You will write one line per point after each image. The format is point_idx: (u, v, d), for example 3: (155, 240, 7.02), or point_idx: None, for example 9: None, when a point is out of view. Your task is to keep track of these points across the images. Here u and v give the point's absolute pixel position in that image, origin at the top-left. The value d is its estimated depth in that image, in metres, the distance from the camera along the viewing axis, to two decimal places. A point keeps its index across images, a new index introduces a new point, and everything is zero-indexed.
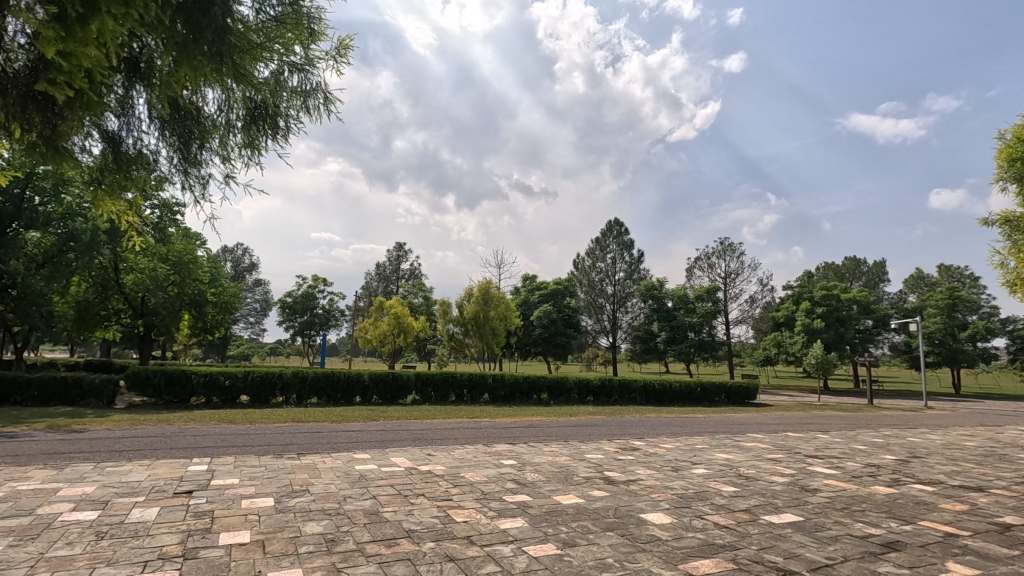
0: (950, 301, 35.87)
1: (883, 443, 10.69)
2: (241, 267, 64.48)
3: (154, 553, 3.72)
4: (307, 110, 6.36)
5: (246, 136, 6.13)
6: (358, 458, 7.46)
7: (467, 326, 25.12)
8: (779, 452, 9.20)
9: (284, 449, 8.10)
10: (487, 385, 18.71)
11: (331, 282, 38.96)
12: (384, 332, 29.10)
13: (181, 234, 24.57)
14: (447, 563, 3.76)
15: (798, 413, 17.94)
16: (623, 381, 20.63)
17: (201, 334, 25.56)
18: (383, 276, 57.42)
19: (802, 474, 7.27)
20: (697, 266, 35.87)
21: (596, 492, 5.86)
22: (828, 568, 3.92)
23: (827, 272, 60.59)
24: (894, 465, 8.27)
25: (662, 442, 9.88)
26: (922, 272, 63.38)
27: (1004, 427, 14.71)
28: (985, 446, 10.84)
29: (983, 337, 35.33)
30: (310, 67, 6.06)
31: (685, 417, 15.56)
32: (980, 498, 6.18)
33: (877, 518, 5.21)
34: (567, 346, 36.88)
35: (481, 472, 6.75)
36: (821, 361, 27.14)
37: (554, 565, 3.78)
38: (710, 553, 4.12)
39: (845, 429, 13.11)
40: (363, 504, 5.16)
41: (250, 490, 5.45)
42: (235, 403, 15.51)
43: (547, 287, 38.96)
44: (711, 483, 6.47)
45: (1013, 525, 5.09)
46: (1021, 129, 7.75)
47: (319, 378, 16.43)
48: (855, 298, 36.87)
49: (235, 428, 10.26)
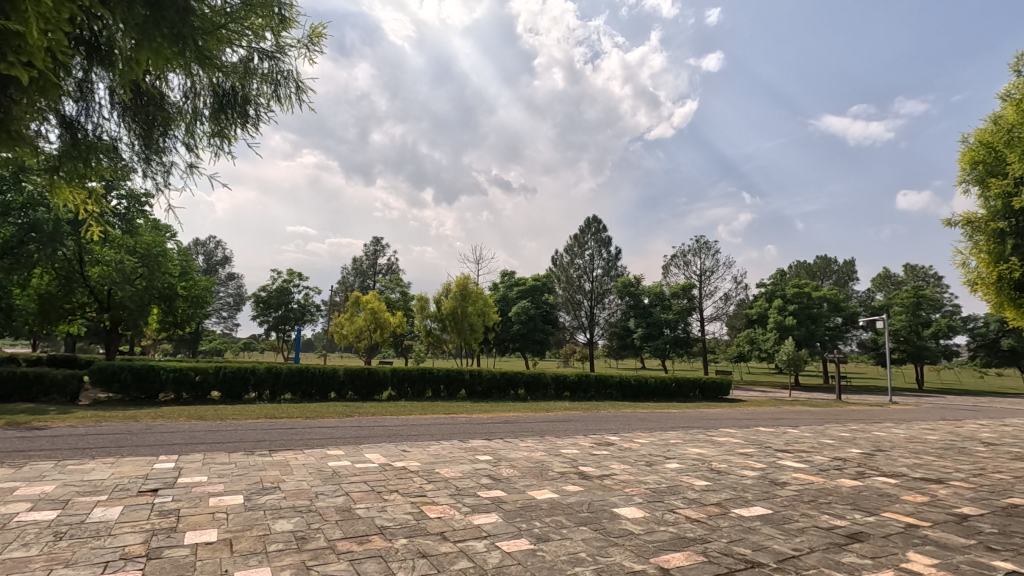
0: (915, 300, 36.83)
1: (850, 438, 10.96)
2: (213, 261, 63.14)
3: (115, 554, 3.61)
4: (278, 99, 6.21)
5: (214, 125, 5.98)
6: (332, 454, 7.39)
7: (444, 322, 24.93)
8: (749, 446, 9.37)
9: (255, 446, 7.92)
10: (464, 380, 18.68)
11: (307, 276, 38.27)
12: (360, 328, 28.71)
13: (150, 226, 23.86)
14: (419, 560, 3.73)
15: (769, 409, 18.27)
16: (600, 376, 20.82)
17: (170, 329, 24.97)
18: (360, 271, 56.67)
19: (772, 468, 7.42)
20: (673, 263, 36.35)
21: (571, 488, 5.89)
22: (794, 559, 4.00)
23: (799, 271, 61.80)
24: (859, 458, 8.49)
25: (637, 437, 9.99)
26: (889, 272, 65.15)
27: (965, 422, 15.12)
28: (946, 439, 11.21)
29: (945, 335, 36.52)
30: (282, 55, 5.92)
31: (659, 412, 15.75)
32: (939, 490, 6.38)
33: (843, 511, 5.34)
34: (545, 343, 36.91)
35: (456, 468, 6.72)
36: (792, 357, 27.64)
37: (526, 561, 3.78)
38: (681, 546, 4.18)
39: (812, 424, 13.40)
40: (335, 501, 5.07)
41: (219, 488, 5.33)
42: (205, 399, 15.21)
43: (525, 283, 38.78)
44: (684, 478, 6.56)
45: (970, 516, 5.28)
46: (983, 132, 7.56)
47: (294, 373, 16.14)
48: (825, 297, 37.71)
49: (204, 424, 10.02)
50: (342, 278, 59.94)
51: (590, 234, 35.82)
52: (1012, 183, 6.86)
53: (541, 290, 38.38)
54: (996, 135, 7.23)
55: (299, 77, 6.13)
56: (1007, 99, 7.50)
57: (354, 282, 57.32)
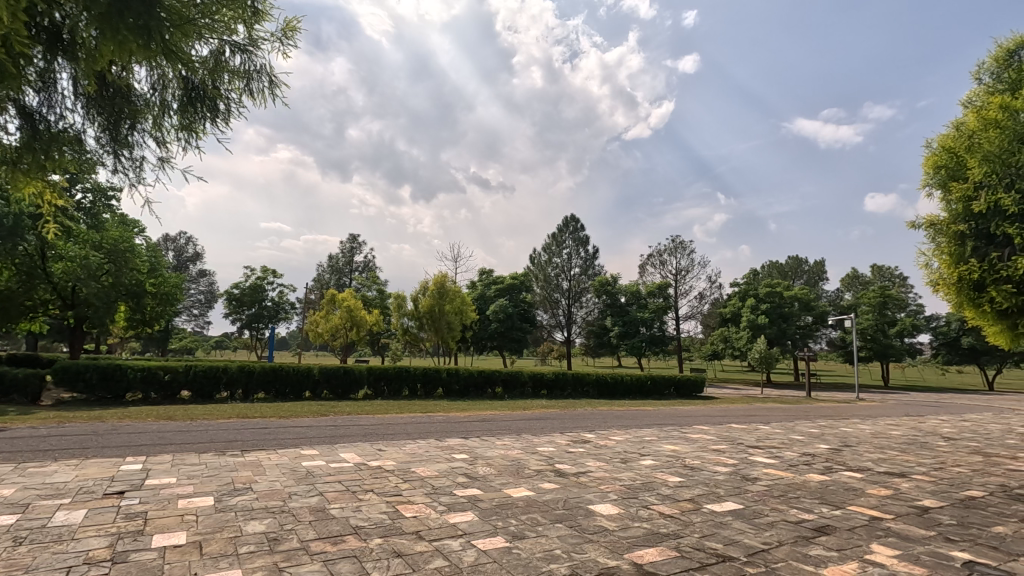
0: (881, 299, 37.89)
1: (819, 434, 11.26)
2: (183, 258, 61.61)
3: (79, 558, 3.51)
4: (250, 94, 6.07)
5: (182, 118, 5.82)
6: (306, 454, 7.30)
7: (422, 321, 24.78)
8: (722, 443, 9.55)
9: (227, 446, 7.77)
10: (441, 379, 18.60)
11: (281, 274, 37.59)
12: (335, 326, 28.36)
13: (117, 221, 23.14)
14: (394, 560, 3.71)
15: (742, 406, 18.60)
16: (577, 375, 20.93)
17: (138, 327, 24.32)
18: (336, 268, 56.00)
19: (744, 464, 7.57)
20: (649, 263, 36.76)
21: (547, 485, 5.93)
22: (764, 553, 4.09)
23: (771, 271, 63.11)
24: (827, 454, 8.73)
25: (612, 435, 10.08)
26: (857, 272, 66.99)
27: (927, 417, 15.65)
28: (909, 434, 11.60)
29: (909, 333, 37.68)
30: (254, 48, 5.79)
31: (635, 410, 15.93)
32: (902, 483, 6.61)
33: (811, 505, 5.49)
34: (522, 341, 36.86)
35: (432, 467, 6.70)
36: (764, 356, 28.22)
37: (502, 558, 3.79)
38: (655, 542, 4.24)
39: (783, 421, 13.72)
40: (309, 502, 5.01)
41: (188, 489, 5.22)
42: (175, 398, 14.86)
43: (503, 282, 38.72)
44: (658, 475, 6.65)
45: (930, 508, 5.48)
46: (946, 137, 7.76)
47: (267, 372, 15.84)
48: (796, 296, 38.58)
49: (174, 425, 9.77)
50: (317, 276, 59.14)
51: (568, 233, 36.00)
52: (972, 187, 7.09)
53: (519, 289, 38.35)
54: (959, 140, 7.43)
55: (272, 72, 6.00)
56: (969, 106, 7.73)
57: (329, 280, 56.67)
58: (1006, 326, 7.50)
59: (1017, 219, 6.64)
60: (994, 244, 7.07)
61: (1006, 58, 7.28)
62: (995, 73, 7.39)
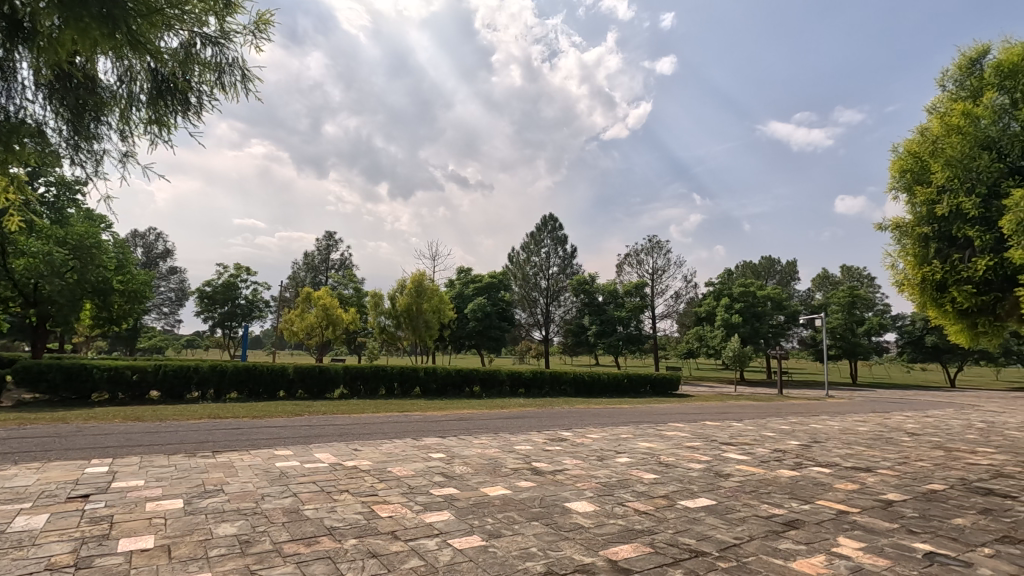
0: (850, 299, 38.93)
1: (789, 430, 11.54)
2: (153, 254, 60.03)
3: (40, 565, 3.40)
4: (222, 87, 5.94)
5: (151, 111, 5.67)
6: (280, 455, 7.18)
7: (399, 319, 24.61)
8: (696, 440, 9.69)
9: (198, 447, 7.61)
10: (418, 377, 18.49)
11: (255, 272, 36.87)
12: (311, 325, 27.96)
13: (82, 216, 22.40)
14: (369, 560, 3.68)
15: (715, 403, 18.96)
16: (555, 373, 21.04)
17: (105, 326, 23.67)
18: (311, 266, 55.25)
19: (717, 461, 7.71)
20: (626, 262, 37.11)
21: (523, 483, 5.95)
22: (736, 547, 4.17)
23: (745, 271, 64.34)
24: (797, 450, 8.94)
25: (589, 433, 10.17)
26: (828, 272, 68.75)
27: (893, 414, 16.14)
28: (875, 430, 11.96)
29: (877, 332, 38.77)
30: (226, 41, 5.67)
31: (611, 408, 16.11)
32: (867, 478, 6.81)
33: (781, 499, 5.63)
34: (501, 339, 36.82)
35: (409, 466, 6.67)
36: (738, 354, 28.72)
37: (478, 557, 3.79)
38: (630, 538, 4.29)
39: (755, 418, 14.01)
40: (282, 503, 4.94)
41: (157, 491, 5.09)
42: (144, 399, 14.50)
43: (481, 280, 38.68)
44: (633, 471, 6.74)
45: (894, 502, 5.65)
46: (911, 142, 7.98)
47: (240, 371, 15.52)
48: (769, 296, 39.38)
49: (142, 426, 9.52)
50: (292, 274, 58.23)
51: (547, 232, 36.13)
52: (936, 192, 7.33)
53: (497, 288, 38.29)
54: (922, 144, 7.66)
55: (245, 65, 5.88)
56: (933, 112, 7.96)
57: (305, 278, 55.87)
58: (967, 325, 7.76)
59: (977, 221, 6.88)
60: (956, 246, 7.31)
61: (968, 66, 7.51)
62: (958, 80, 7.62)
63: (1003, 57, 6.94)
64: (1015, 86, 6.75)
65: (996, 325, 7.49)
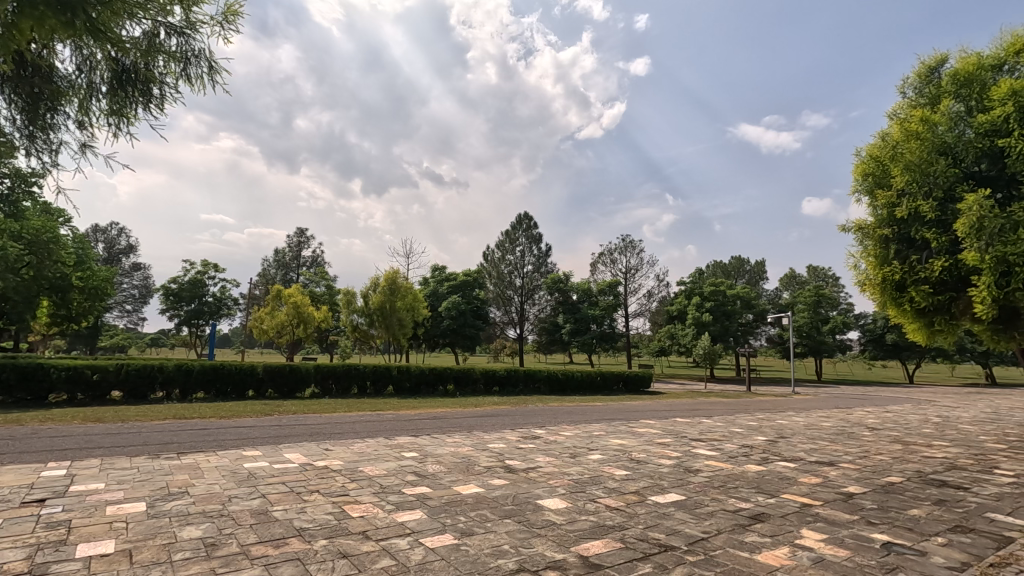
0: (815, 298, 40.20)
1: (756, 426, 11.82)
2: (115, 250, 58.01)
3: None
4: (187, 79, 5.78)
5: (112, 102, 5.49)
6: (248, 455, 7.03)
7: (372, 317, 24.34)
8: (667, 436, 9.84)
9: (162, 449, 7.41)
10: (392, 376, 18.34)
11: (223, 268, 35.97)
12: (281, 323, 27.45)
13: (39, 210, 21.49)
14: (340, 561, 3.64)
15: (686, 400, 19.31)
16: (529, 371, 21.10)
17: (62, 324, 22.82)
18: (282, 263, 54.25)
19: (686, 456, 7.86)
20: (600, 261, 37.43)
21: (496, 481, 5.95)
22: (704, 541, 4.26)
23: (715, 271, 65.63)
24: (764, 445, 9.17)
25: (562, 430, 10.23)
26: (794, 272, 70.67)
27: (855, 409, 16.70)
28: (838, 425, 12.36)
29: (840, 331, 39.95)
30: (192, 31, 5.52)
31: (585, 405, 16.25)
32: (830, 471, 7.03)
33: (748, 494, 5.76)
34: (475, 338, 36.74)
35: (381, 466, 6.61)
36: (708, 352, 29.28)
37: (450, 556, 3.78)
38: (601, 534, 4.34)
39: (724, 414, 14.29)
40: (249, 504, 4.84)
41: (118, 495, 4.94)
42: (104, 399, 14.02)
43: (455, 278, 38.52)
44: (605, 468, 6.81)
45: (854, 494, 5.85)
46: (873, 147, 8.25)
47: (207, 370, 15.16)
48: (738, 295, 40.22)
49: (102, 427, 9.21)
50: (262, 271, 57.07)
51: (521, 230, 36.19)
52: (895, 195, 7.59)
53: (471, 286, 38.15)
54: (883, 149, 7.93)
55: (211, 57, 5.73)
56: (893, 118, 8.24)
57: (275, 275, 54.84)
58: (924, 324, 8.06)
59: (933, 224, 7.14)
60: (914, 248, 7.57)
61: (927, 74, 7.80)
62: (918, 87, 7.91)
63: (961, 66, 7.22)
64: (970, 95, 7.06)
65: (950, 324, 7.80)
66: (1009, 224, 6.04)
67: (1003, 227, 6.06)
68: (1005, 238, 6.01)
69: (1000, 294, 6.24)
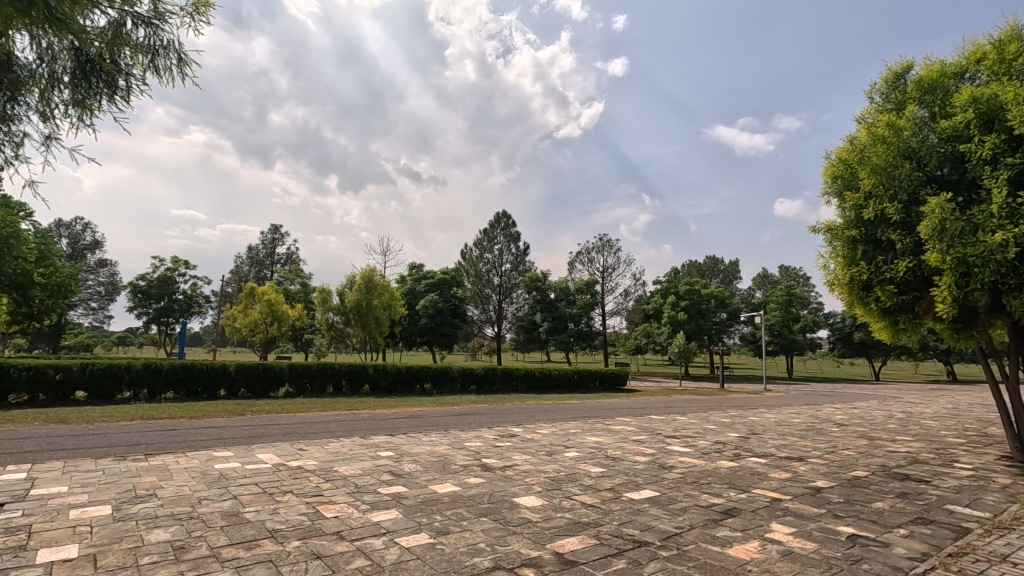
0: (787, 298, 41.09)
1: (729, 423, 12.04)
2: (79, 246, 56.14)
3: None
4: (155, 71, 5.64)
5: (75, 93, 5.31)
6: (219, 456, 6.89)
7: (348, 316, 24.08)
8: (642, 433, 9.96)
9: (129, 450, 7.21)
10: (368, 375, 18.17)
11: (195, 265, 35.10)
12: (254, 321, 26.92)
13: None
14: (313, 562, 3.60)
15: (661, 398, 19.57)
16: (507, 369, 21.13)
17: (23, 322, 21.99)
18: (256, 260, 53.25)
19: (661, 453, 7.98)
20: (578, 260, 37.61)
21: (473, 479, 5.96)
22: (676, 536, 4.33)
23: (690, 270, 66.58)
24: (736, 442, 9.35)
25: (539, 428, 10.27)
26: (767, 272, 72.15)
27: (824, 406, 17.11)
28: (808, 422, 12.67)
29: (810, 329, 40.91)
30: (161, 22, 5.38)
31: (561, 404, 16.35)
32: (799, 466, 7.21)
33: (720, 489, 5.87)
34: (453, 336, 36.62)
35: (355, 465, 6.55)
36: (683, 350, 29.66)
37: (425, 555, 3.76)
38: (576, 531, 4.37)
39: (698, 411, 14.51)
40: (221, 506, 4.74)
41: (81, 498, 4.79)
42: (68, 400, 13.57)
43: (433, 277, 38.32)
44: (581, 466, 6.87)
45: (822, 489, 6.01)
46: (842, 150, 8.43)
47: (177, 370, 14.77)
48: (713, 294, 40.87)
49: (65, 429, 8.92)
50: (234, 268, 55.91)
51: (499, 229, 36.11)
52: (862, 197, 7.79)
53: (449, 284, 38.20)
54: (852, 153, 8.13)
55: (181, 49, 5.60)
56: (861, 122, 8.46)
57: (249, 272, 53.84)
58: (889, 323, 8.32)
59: (898, 226, 7.37)
60: (880, 249, 7.79)
61: (893, 80, 8.02)
62: (884, 92, 8.12)
63: (925, 73, 7.45)
64: (933, 101, 7.32)
65: (914, 323, 8.06)
66: (968, 226, 6.28)
67: (963, 229, 6.30)
68: (966, 240, 6.24)
69: (960, 294, 6.48)
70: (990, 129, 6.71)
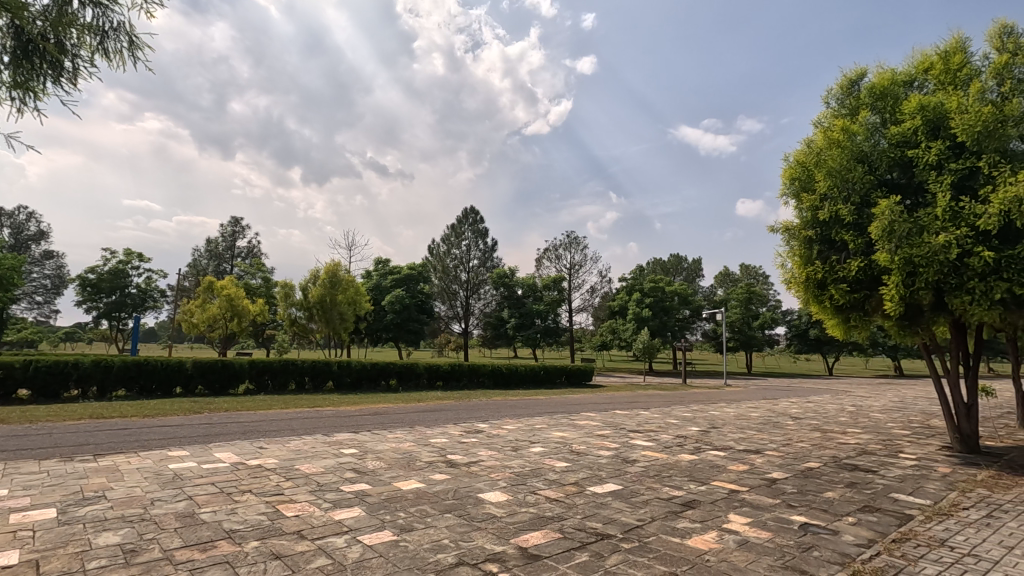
0: (747, 295, 42.27)
1: (690, 417, 12.33)
2: (23, 236, 53.29)
3: None
4: (104, 54, 5.38)
5: (13, 74, 4.99)
6: (174, 456, 6.67)
7: (312, 311, 23.56)
8: (606, 428, 10.09)
9: (76, 450, 6.90)
10: (331, 372, 17.85)
11: (150, 258, 33.71)
12: (213, 316, 26.04)
13: None
14: (272, 562, 3.52)
15: (625, 393, 19.93)
16: (473, 365, 21.16)
17: None
18: (214, 253, 51.55)
19: (624, 447, 8.11)
20: (545, 257, 37.75)
21: (437, 476, 5.94)
22: (638, 529, 4.41)
23: (655, 267, 67.67)
24: (697, 435, 9.59)
25: (504, 424, 10.30)
26: (728, 271, 74.04)
27: (780, 400, 17.70)
28: (764, 415, 13.10)
29: (768, 326, 42.24)
30: (110, 4, 5.15)
31: (527, 400, 16.46)
32: (756, 459, 7.45)
33: (681, 482, 6.01)
34: (419, 333, 36.36)
35: (317, 463, 6.42)
36: (647, 347, 30.13)
37: (388, 552, 3.73)
38: (540, 526, 4.41)
39: (660, 406, 14.81)
40: (174, 507, 4.59)
41: (23, 502, 4.55)
42: (9, 399, 12.84)
43: (400, 272, 37.91)
44: (546, 461, 6.92)
45: (778, 480, 6.23)
46: (799, 152, 8.69)
47: (129, 366, 14.16)
48: (676, 291, 41.69)
49: (5, 429, 8.44)
50: (192, 261, 53.98)
51: (467, 225, 35.86)
52: (818, 198, 8.05)
53: (415, 279, 37.96)
54: (808, 155, 8.38)
55: (132, 32, 5.37)
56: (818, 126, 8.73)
57: (208, 266, 52.13)
58: (841, 319, 8.63)
59: (851, 227, 7.66)
60: (834, 249, 8.08)
61: (848, 86, 8.32)
62: (839, 98, 8.41)
63: (877, 81, 7.76)
64: (884, 107, 7.63)
65: (864, 320, 8.41)
66: (915, 228, 6.57)
67: (910, 230, 6.58)
68: (912, 240, 6.53)
69: (906, 293, 6.79)
70: (936, 136, 7.05)
